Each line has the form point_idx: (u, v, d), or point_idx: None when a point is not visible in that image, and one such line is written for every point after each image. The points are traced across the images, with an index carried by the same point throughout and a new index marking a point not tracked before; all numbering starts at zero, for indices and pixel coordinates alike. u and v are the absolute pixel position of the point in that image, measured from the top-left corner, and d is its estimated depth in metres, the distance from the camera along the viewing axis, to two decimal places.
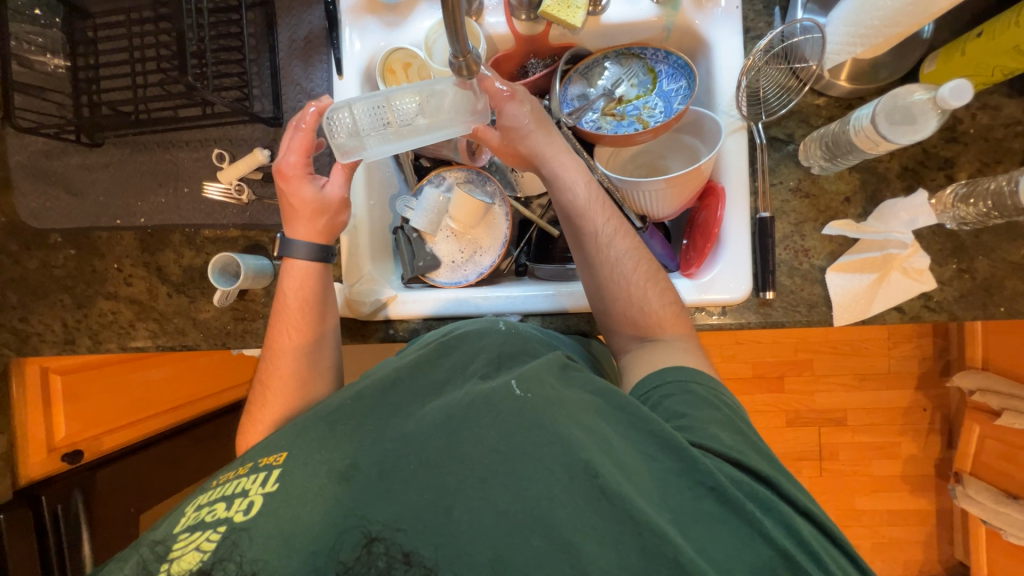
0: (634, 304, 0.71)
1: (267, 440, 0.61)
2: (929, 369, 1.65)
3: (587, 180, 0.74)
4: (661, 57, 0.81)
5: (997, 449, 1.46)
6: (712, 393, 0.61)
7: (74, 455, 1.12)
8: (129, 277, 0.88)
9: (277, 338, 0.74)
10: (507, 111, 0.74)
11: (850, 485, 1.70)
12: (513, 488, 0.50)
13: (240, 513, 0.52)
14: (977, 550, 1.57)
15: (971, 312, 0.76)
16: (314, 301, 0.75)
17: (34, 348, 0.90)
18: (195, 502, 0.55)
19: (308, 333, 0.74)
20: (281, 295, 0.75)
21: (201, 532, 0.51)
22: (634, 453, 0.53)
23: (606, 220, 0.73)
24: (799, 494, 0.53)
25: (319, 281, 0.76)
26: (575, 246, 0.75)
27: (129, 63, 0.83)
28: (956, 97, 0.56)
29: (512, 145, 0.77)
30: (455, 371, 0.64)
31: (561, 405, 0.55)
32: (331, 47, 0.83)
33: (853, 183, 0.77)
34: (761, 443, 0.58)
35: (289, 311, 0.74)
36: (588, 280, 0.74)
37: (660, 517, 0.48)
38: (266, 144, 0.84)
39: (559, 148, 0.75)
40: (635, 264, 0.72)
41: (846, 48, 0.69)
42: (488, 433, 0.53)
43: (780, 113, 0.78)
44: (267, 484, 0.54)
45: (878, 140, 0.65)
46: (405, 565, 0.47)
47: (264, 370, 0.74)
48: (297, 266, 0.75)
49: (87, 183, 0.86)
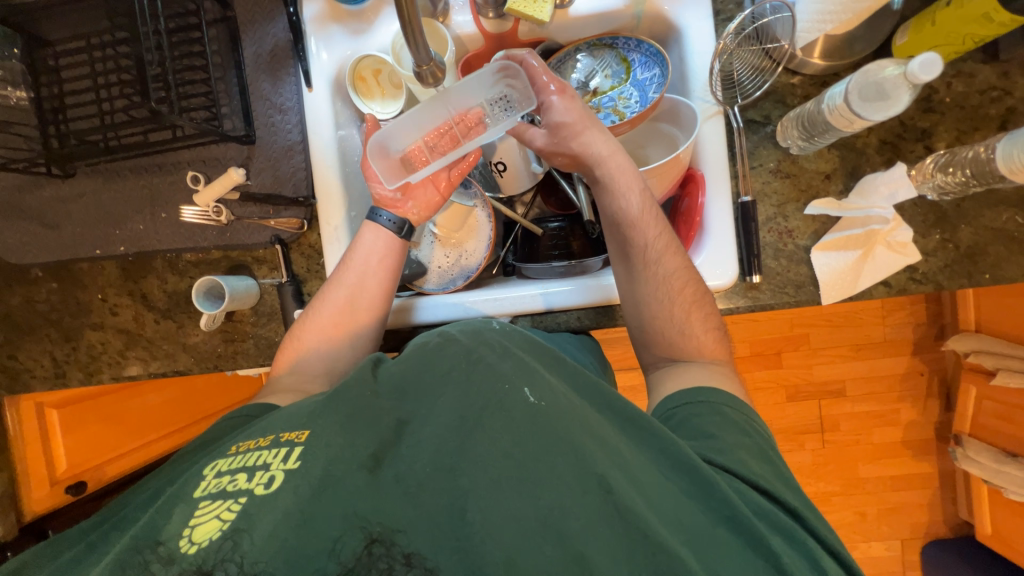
0: (674, 326, 0.72)
1: (289, 414, 0.61)
2: (924, 334, 1.66)
3: (641, 190, 0.73)
4: (633, 45, 0.80)
5: (994, 409, 1.48)
6: (743, 419, 0.63)
7: (77, 487, 1.13)
8: (115, 306, 0.87)
9: (340, 282, 0.76)
10: (557, 108, 0.74)
11: (852, 454, 1.72)
12: (527, 494, 0.50)
13: (261, 486, 0.52)
14: (980, 509, 1.60)
15: (957, 281, 0.76)
16: (393, 268, 0.78)
17: (25, 385, 0.89)
18: (215, 467, 0.56)
19: (380, 284, 0.77)
20: (358, 246, 0.77)
21: (222, 502, 0.51)
22: (650, 472, 0.56)
23: (655, 234, 0.73)
24: (823, 530, 0.56)
25: (399, 255, 0.79)
26: (620, 255, 0.75)
27: (94, 90, 0.82)
28: (926, 71, 0.55)
29: (562, 143, 0.75)
30: (461, 358, 0.62)
31: (577, 420, 0.56)
32: (297, 60, 0.81)
33: (832, 161, 0.77)
34: (786, 474, 0.61)
35: (371, 256, 0.77)
36: (629, 292, 0.75)
37: (674, 539, 0.49)
38: (241, 163, 0.83)
39: (615, 152, 0.74)
40: (680, 284, 0.72)
41: (817, 26, 0.70)
42: (500, 438, 0.54)
43: (755, 95, 0.77)
44: (288, 460, 0.53)
45: (851, 118, 0.64)
46: (405, 567, 0.47)
47: (315, 303, 0.77)
48: (383, 232, 0.78)
49: (62, 215, 0.84)
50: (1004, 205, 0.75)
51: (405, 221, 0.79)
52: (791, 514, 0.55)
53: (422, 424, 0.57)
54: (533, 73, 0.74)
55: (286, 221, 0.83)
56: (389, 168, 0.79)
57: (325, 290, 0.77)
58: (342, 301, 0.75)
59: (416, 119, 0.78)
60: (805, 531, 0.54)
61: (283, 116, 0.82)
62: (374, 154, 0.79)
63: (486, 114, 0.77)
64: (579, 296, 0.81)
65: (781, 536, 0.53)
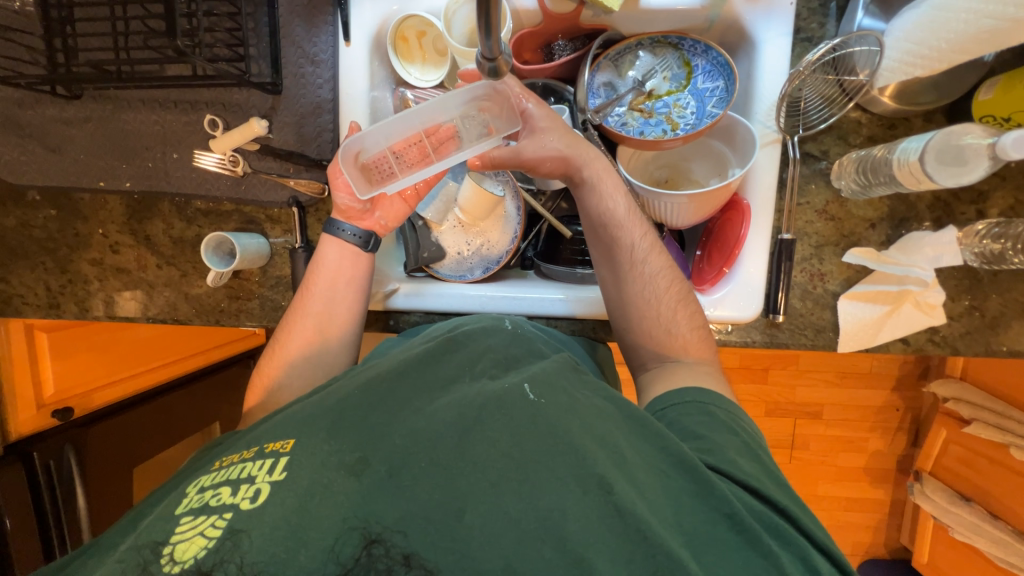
0: (661, 324, 0.70)
1: (275, 421, 0.57)
2: (908, 373, 1.69)
3: (624, 193, 0.72)
4: (700, 50, 0.75)
5: (960, 454, 1.52)
6: (731, 418, 0.61)
7: (65, 412, 1.11)
8: (116, 244, 0.84)
9: (302, 304, 0.74)
10: (535, 114, 0.70)
11: (817, 474, 1.78)
12: (525, 494, 0.48)
13: (247, 501, 0.47)
14: (924, 541, 1.69)
15: (974, 349, 0.76)
16: (359, 285, 0.75)
17: (16, 310, 0.86)
18: (198, 483, 0.51)
19: (340, 300, 0.73)
20: (320, 262, 0.75)
21: (205, 518, 0.47)
22: (647, 469, 0.53)
23: (641, 234, 0.72)
24: (817, 530, 0.53)
25: (365, 269, 0.76)
26: (606, 258, 0.72)
27: (108, 5, 0.73)
28: (1017, 148, 0.53)
29: (545, 146, 0.70)
30: (464, 366, 0.62)
31: (574, 414, 0.54)
32: (337, 8, 0.74)
33: (881, 210, 0.75)
34: (776, 472, 0.58)
35: (329, 275, 0.74)
36: (614, 294, 0.72)
37: (673, 540, 0.47)
38: (263, 113, 0.77)
39: (593, 155, 0.72)
40: (667, 284, 0.71)
41: (902, 68, 0.64)
42: (499, 437, 0.51)
43: (819, 129, 0.74)
44: (274, 472, 0.49)
45: (920, 177, 0.62)
46: (405, 567, 0.44)
47: (279, 328, 0.75)
48: (347, 247, 0.75)
49: (65, 138, 0.79)
50: None
51: (370, 234, 0.76)
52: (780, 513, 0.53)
53: (418, 416, 0.55)
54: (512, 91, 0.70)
55: (307, 184, 0.78)
56: (363, 181, 0.73)
57: (289, 313, 0.75)
58: (304, 323, 0.73)
59: (391, 131, 0.71)
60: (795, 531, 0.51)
61: (314, 69, 0.76)
62: (346, 166, 0.71)
63: (461, 130, 0.73)
64: (598, 307, 0.79)
65: (777, 539, 0.50)
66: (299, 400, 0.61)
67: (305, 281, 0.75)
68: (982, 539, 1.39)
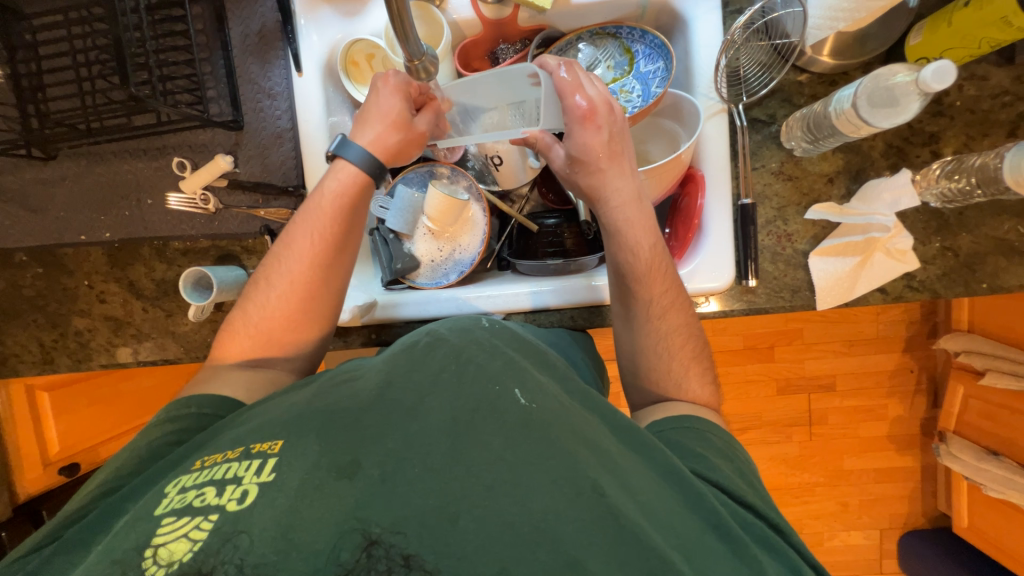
0: (671, 378, 0.68)
1: (262, 423, 0.55)
2: (917, 332, 1.64)
3: (652, 243, 0.68)
4: (638, 36, 0.77)
5: (980, 408, 1.47)
6: (725, 443, 0.60)
7: (71, 468, 1.17)
8: (102, 293, 0.86)
9: (303, 254, 0.69)
10: (579, 138, 0.67)
11: (840, 447, 1.72)
12: (518, 498, 0.46)
13: (233, 502, 0.46)
14: (960, 505, 1.62)
15: (953, 290, 0.75)
16: (354, 227, 0.72)
17: (13, 369, 0.88)
18: (179, 483, 0.49)
19: (333, 242, 0.70)
20: (333, 215, 0.70)
21: (189, 519, 0.45)
22: (641, 475, 0.51)
23: (661, 289, 0.69)
24: (806, 547, 0.53)
25: (366, 199, 0.73)
26: (621, 297, 0.71)
27: (74, 70, 0.79)
28: (938, 80, 0.55)
29: (572, 176, 0.70)
30: (450, 360, 0.58)
31: (566, 419, 0.52)
32: (286, 42, 0.78)
33: (836, 164, 0.75)
34: (767, 495, 0.58)
35: (322, 216, 0.70)
36: (627, 336, 0.71)
37: (667, 544, 0.45)
38: (228, 149, 0.80)
39: (627, 195, 0.68)
40: (682, 340, 0.69)
41: (828, 23, 0.68)
42: (493, 442, 0.49)
43: (760, 94, 0.75)
44: (261, 473, 0.48)
45: (859, 124, 0.64)
46: (405, 569, 0.42)
47: (267, 272, 0.70)
48: (347, 174, 0.71)
49: (45, 198, 0.82)
50: (1007, 215, 0.73)
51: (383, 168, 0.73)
52: (770, 526, 0.52)
53: (411, 419, 0.52)
54: (566, 90, 0.67)
55: (276, 212, 0.80)
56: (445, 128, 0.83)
57: (281, 259, 0.70)
58: (305, 274, 0.69)
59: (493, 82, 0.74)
60: (788, 547, 0.51)
61: (272, 102, 0.80)
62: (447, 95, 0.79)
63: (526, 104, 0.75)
64: (572, 295, 0.80)
65: (766, 549, 0.50)
66: (276, 401, 0.59)
67: (312, 229, 0.69)
68: (1016, 492, 1.32)
